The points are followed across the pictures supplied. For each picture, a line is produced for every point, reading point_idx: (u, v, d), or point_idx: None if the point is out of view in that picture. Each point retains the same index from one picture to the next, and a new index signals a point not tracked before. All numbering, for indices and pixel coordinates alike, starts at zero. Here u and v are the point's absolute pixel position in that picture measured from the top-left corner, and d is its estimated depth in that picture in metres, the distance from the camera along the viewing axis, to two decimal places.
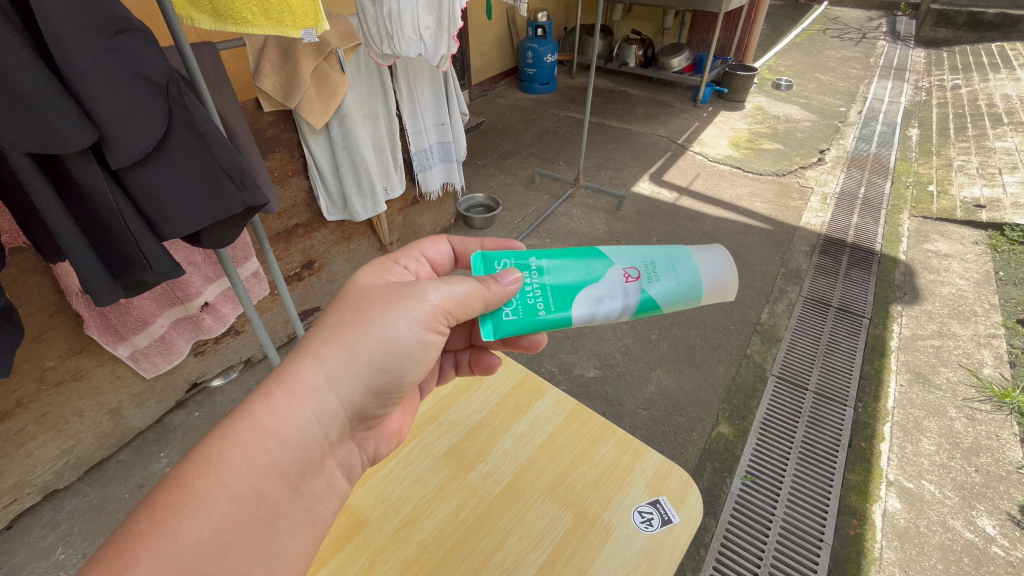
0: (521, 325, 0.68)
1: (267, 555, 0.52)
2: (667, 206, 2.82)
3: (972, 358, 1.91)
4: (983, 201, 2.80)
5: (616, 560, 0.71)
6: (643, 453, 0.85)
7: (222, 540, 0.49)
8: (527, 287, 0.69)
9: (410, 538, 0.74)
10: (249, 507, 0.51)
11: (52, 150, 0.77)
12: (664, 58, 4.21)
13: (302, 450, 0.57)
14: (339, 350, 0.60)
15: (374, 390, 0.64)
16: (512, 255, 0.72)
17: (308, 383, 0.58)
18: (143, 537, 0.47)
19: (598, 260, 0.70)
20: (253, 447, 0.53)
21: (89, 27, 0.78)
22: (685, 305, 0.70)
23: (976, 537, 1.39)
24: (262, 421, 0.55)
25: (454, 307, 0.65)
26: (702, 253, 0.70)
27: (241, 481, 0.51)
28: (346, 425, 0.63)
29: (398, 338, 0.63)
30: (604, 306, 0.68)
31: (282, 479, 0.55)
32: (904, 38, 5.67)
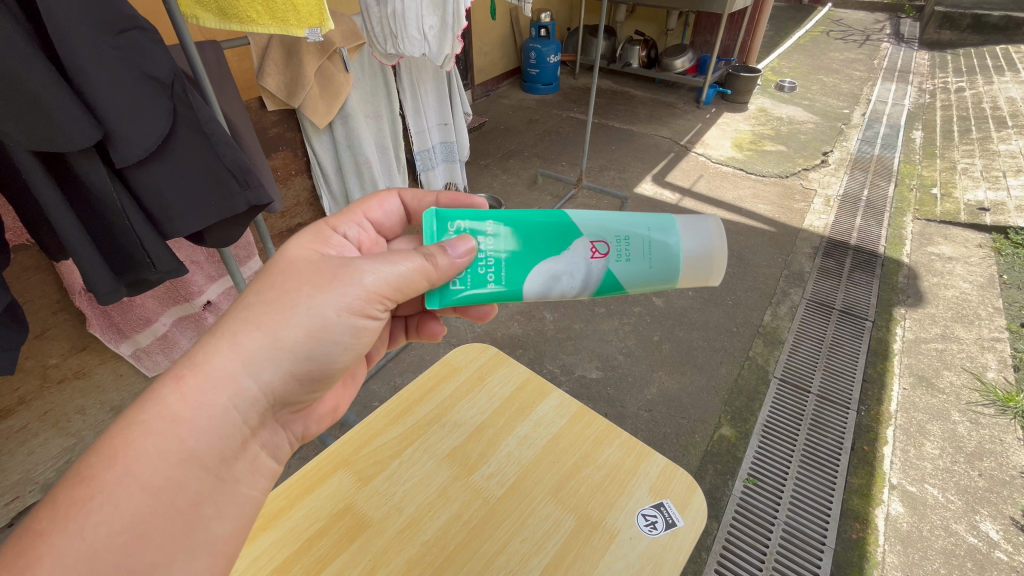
0: (467, 298, 0.67)
1: (190, 544, 0.48)
2: (670, 207, 2.82)
3: (976, 362, 1.91)
4: (988, 204, 2.79)
5: (621, 562, 0.71)
6: (648, 456, 0.84)
7: (136, 533, 0.45)
8: (478, 258, 0.66)
9: (414, 539, 0.74)
10: (166, 496, 0.47)
11: (57, 148, 0.77)
12: (667, 58, 4.20)
13: (219, 436, 0.53)
14: (259, 335, 0.55)
15: (299, 376, 0.60)
16: (467, 218, 0.67)
17: (224, 368, 0.53)
18: (44, 535, 0.42)
19: (565, 230, 0.66)
20: (162, 433, 0.49)
21: (93, 25, 0.78)
22: (653, 286, 0.69)
23: (980, 542, 1.39)
24: (172, 406, 0.50)
25: (391, 290, 0.62)
26: (684, 229, 0.67)
27: (153, 471, 0.47)
28: (270, 408, 0.59)
29: (328, 323, 0.59)
30: (561, 281, 0.67)
31: (203, 468, 0.51)
32: (908, 41, 5.65)
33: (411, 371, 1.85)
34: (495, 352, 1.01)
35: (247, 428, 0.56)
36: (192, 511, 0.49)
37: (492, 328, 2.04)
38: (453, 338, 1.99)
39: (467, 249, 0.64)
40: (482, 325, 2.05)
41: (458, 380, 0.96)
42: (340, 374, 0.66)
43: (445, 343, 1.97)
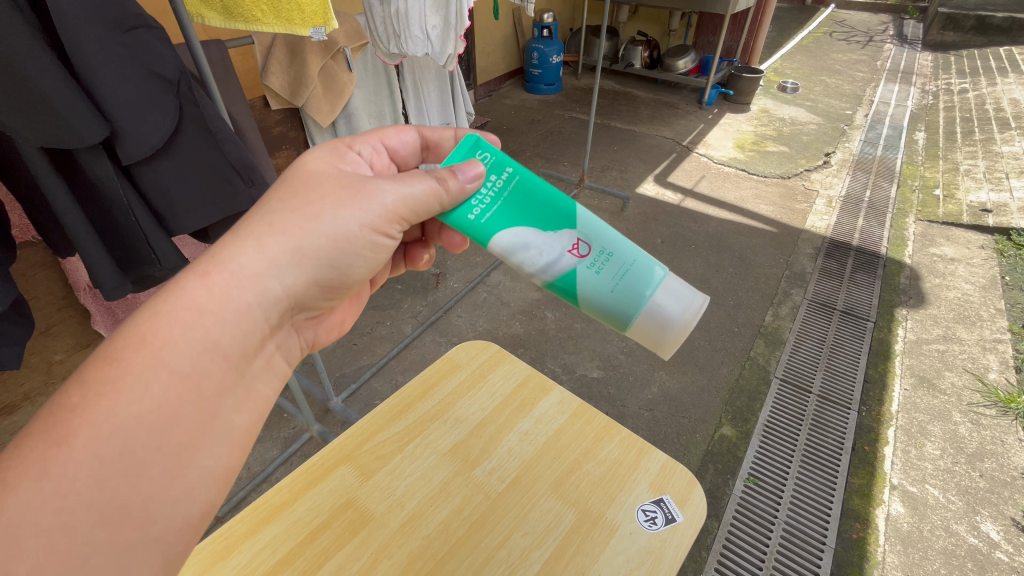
0: (447, 218, 0.66)
1: (214, 428, 0.49)
2: (672, 208, 2.83)
3: (977, 363, 1.91)
4: (990, 206, 2.79)
5: (620, 557, 0.71)
6: (648, 452, 0.85)
7: (165, 414, 0.45)
8: (484, 184, 0.64)
9: (415, 533, 0.74)
10: (193, 382, 0.47)
11: (66, 146, 0.79)
12: (670, 58, 4.19)
13: (243, 331, 0.52)
14: (285, 240, 0.56)
15: (321, 282, 0.61)
16: (495, 153, 0.65)
17: (249, 267, 0.53)
18: (75, 411, 0.43)
19: (563, 212, 0.62)
20: (190, 323, 0.48)
21: (102, 23, 0.80)
22: (604, 315, 0.64)
23: (980, 542, 1.39)
24: (197, 298, 0.50)
25: (408, 211, 0.64)
26: (669, 285, 0.62)
27: (181, 357, 0.47)
28: (289, 312, 0.59)
29: (350, 237, 0.61)
30: (527, 251, 0.63)
31: (226, 360, 0.51)
32: (911, 42, 5.64)
33: (412, 369, 1.85)
34: (496, 350, 1.01)
35: (269, 327, 0.56)
36: (217, 398, 0.49)
37: (493, 327, 2.05)
38: (455, 337, 2.00)
39: (475, 173, 0.63)
40: (483, 324, 2.06)
41: (460, 377, 0.97)
42: (356, 284, 0.68)
43: (445, 341, 1.97)
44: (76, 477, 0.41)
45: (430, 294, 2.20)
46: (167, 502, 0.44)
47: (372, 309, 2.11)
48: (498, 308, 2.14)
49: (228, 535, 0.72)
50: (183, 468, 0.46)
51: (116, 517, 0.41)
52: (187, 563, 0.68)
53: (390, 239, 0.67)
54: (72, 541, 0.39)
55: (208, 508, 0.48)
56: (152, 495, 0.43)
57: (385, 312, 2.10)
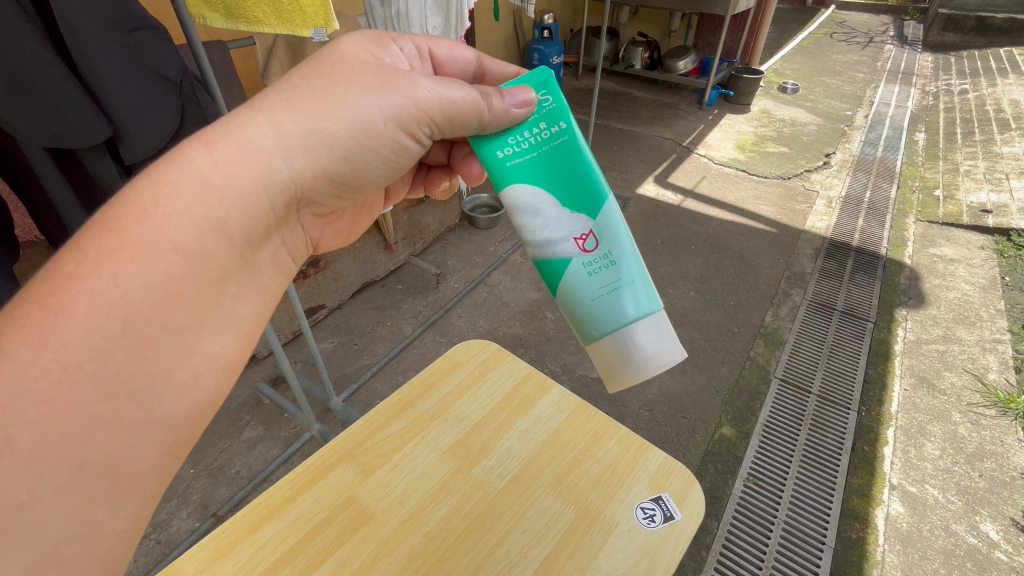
0: (477, 148, 0.63)
1: (217, 314, 0.50)
2: (672, 208, 2.83)
3: (977, 363, 1.91)
4: (990, 206, 2.79)
5: (619, 554, 0.72)
6: (645, 451, 0.85)
7: (169, 291, 0.46)
8: (531, 120, 0.61)
9: (414, 531, 0.75)
10: (195, 262, 0.48)
11: (70, 146, 0.80)
12: (670, 59, 4.19)
13: (248, 215, 0.52)
14: (300, 120, 0.55)
15: (331, 176, 0.61)
16: (557, 101, 0.61)
17: (258, 143, 0.53)
18: (77, 278, 0.43)
19: (588, 202, 0.61)
20: (193, 198, 0.48)
21: (105, 25, 0.81)
22: (573, 314, 0.64)
23: (979, 542, 1.39)
24: (202, 171, 0.50)
25: (439, 112, 0.63)
26: (655, 324, 0.64)
27: (183, 234, 0.47)
28: (295, 202, 0.59)
29: (370, 127, 0.60)
30: (534, 217, 0.61)
31: (230, 243, 0.51)
32: (912, 43, 5.65)
33: (412, 369, 1.86)
34: (496, 348, 1.01)
35: (275, 216, 0.56)
36: (220, 284, 0.50)
37: (493, 327, 2.05)
38: (455, 337, 2.00)
39: (525, 102, 0.60)
40: (483, 324, 2.06)
41: (460, 375, 0.97)
42: (368, 185, 0.68)
43: (445, 341, 1.98)
44: (78, 348, 0.41)
45: (431, 294, 2.20)
46: (170, 384, 0.46)
47: (372, 309, 2.12)
48: (498, 308, 2.14)
49: (229, 533, 0.73)
50: (186, 351, 0.47)
51: (119, 394, 0.43)
52: (188, 562, 0.69)
53: (413, 141, 0.66)
54: (78, 414, 0.41)
55: (213, 397, 0.50)
56: (155, 375, 0.45)
57: (385, 312, 2.11)
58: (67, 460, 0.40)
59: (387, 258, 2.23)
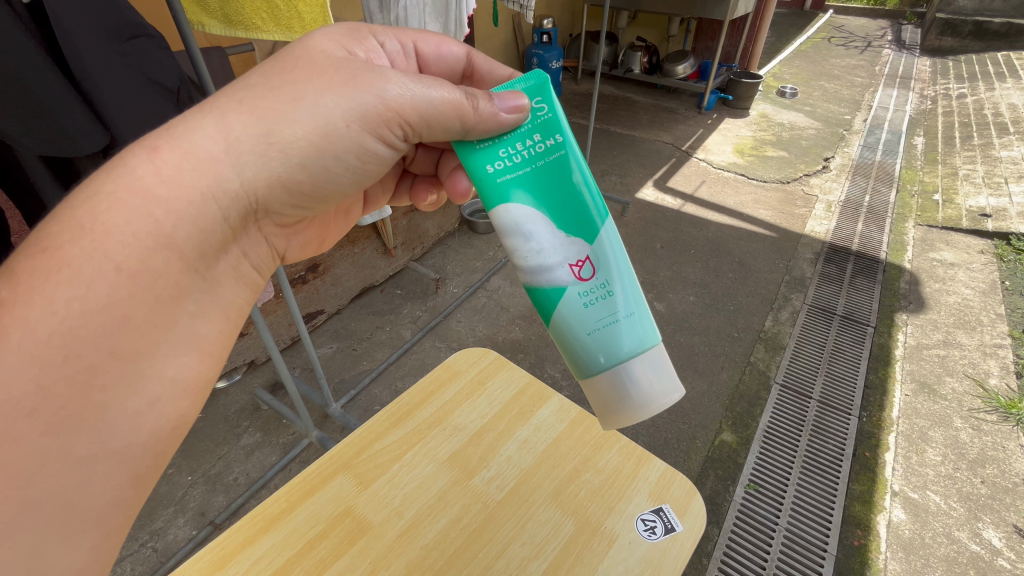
0: (467, 161, 0.61)
1: (173, 335, 0.51)
2: (672, 213, 2.83)
3: (978, 368, 1.90)
4: (990, 210, 2.79)
5: (619, 567, 0.71)
6: (647, 461, 0.84)
7: (113, 315, 0.46)
8: (525, 130, 0.60)
9: (412, 543, 0.74)
10: (142, 282, 0.47)
11: (66, 152, 0.84)
12: (669, 64, 4.20)
13: (199, 229, 0.52)
14: (249, 120, 0.54)
15: (288, 184, 0.60)
16: (552, 111, 0.60)
17: (205, 149, 0.52)
18: (11, 305, 0.43)
19: (586, 228, 0.59)
20: (135, 213, 0.48)
21: (102, 34, 0.85)
22: (567, 346, 0.61)
23: (982, 549, 1.38)
24: (145, 183, 0.49)
25: (412, 111, 0.62)
26: (651, 359, 0.62)
27: (127, 253, 0.47)
28: (250, 213, 0.59)
29: (332, 128, 0.59)
30: (528, 238, 0.59)
31: (182, 259, 0.51)
32: (908, 48, 5.69)
33: (412, 375, 1.85)
34: (496, 357, 1.01)
35: (229, 230, 0.56)
36: (172, 305, 0.50)
37: (493, 332, 2.04)
38: (454, 342, 1.99)
39: (517, 107, 0.59)
40: (483, 330, 2.06)
41: (459, 384, 0.97)
42: (331, 194, 0.68)
43: (445, 346, 1.97)
44: (13, 380, 0.41)
45: (430, 299, 2.20)
46: (124, 413, 0.46)
47: (371, 314, 2.12)
48: (498, 313, 2.14)
49: (225, 544, 0.72)
50: (139, 376, 0.47)
51: (65, 427, 0.43)
52: (187, 569, 0.69)
53: (382, 143, 0.65)
54: (21, 451, 0.41)
55: (177, 422, 0.51)
56: (106, 404, 0.45)
57: (384, 318, 2.10)
58: (11, 499, 0.40)
59: (386, 262, 2.22)
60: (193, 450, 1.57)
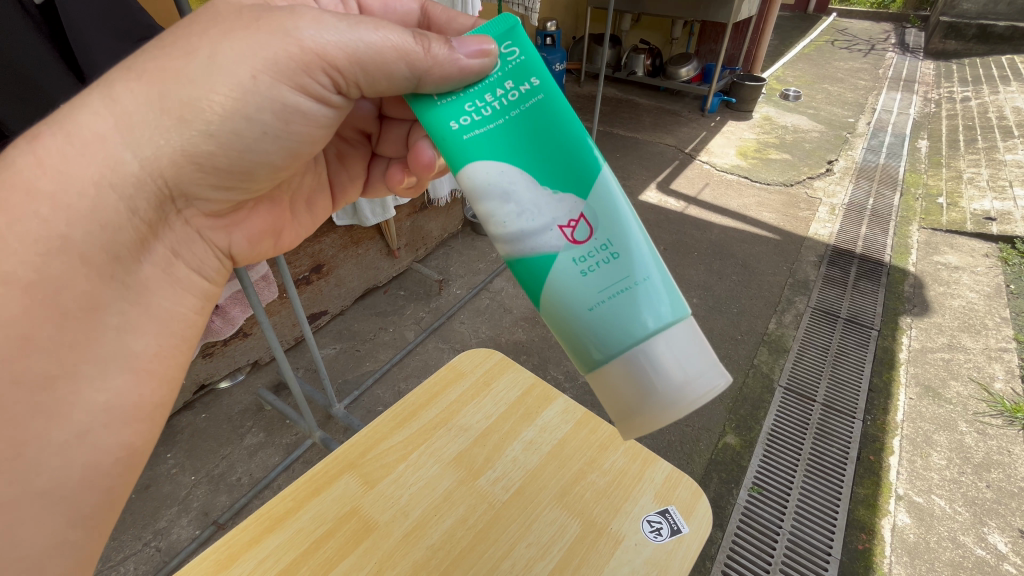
0: (426, 118, 0.56)
1: (94, 354, 0.52)
2: (675, 214, 2.83)
3: (983, 372, 1.90)
4: (994, 213, 2.79)
5: (625, 568, 0.71)
6: (653, 462, 0.84)
7: (15, 336, 0.46)
8: (494, 79, 0.54)
9: (418, 543, 0.74)
10: (39, 292, 0.47)
11: None
12: (672, 66, 4.20)
13: (101, 227, 0.51)
14: (137, 87, 0.52)
15: (197, 158, 0.57)
16: (524, 55, 0.55)
17: (93, 129, 0.51)
18: None
19: (579, 185, 0.54)
20: (21, 212, 0.47)
21: (113, 37, 0.86)
22: (568, 326, 0.55)
23: (988, 554, 1.38)
24: (27, 175, 0.48)
25: (338, 53, 0.57)
26: (671, 335, 0.54)
27: (19, 264, 0.46)
28: (167, 200, 0.59)
29: (241, 85, 0.55)
30: (506, 201, 0.53)
31: (84, 263, 0.51)
32: (913, 50, 5.69)
33: (415, 377, 1.85)
34: (500, 358, 1.01)
35: (145, 226, 0.57)
36: (89, 315, 0.51)
37: (495, 334, 2.05)
38: (457, 344, 1.99)
39: (481, 52, 0.54)
40: (486, 331, 2.06)
41: (464, 385, 0.96)
42: (254, 166, 0.64)
43: (448, 347, 1.97)
44: None
45: (433, 301, 2.20)
46: (48, 448, 0.47)
47: (373, 315, 2.12)
48: (500, 315, 2.14)
49: (231, 543, 0.72)
50: (59, 401, 0.48)
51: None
52: (194, 567, 0.69)
53: (305, 95, 0.60)
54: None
55: (118, 452, 0.53)
56: (25, 441, 0.46)
57: (387, 318, 2.11)
58: None
59: (389, 263, 2.22)
60: (198, 450, 1.58)
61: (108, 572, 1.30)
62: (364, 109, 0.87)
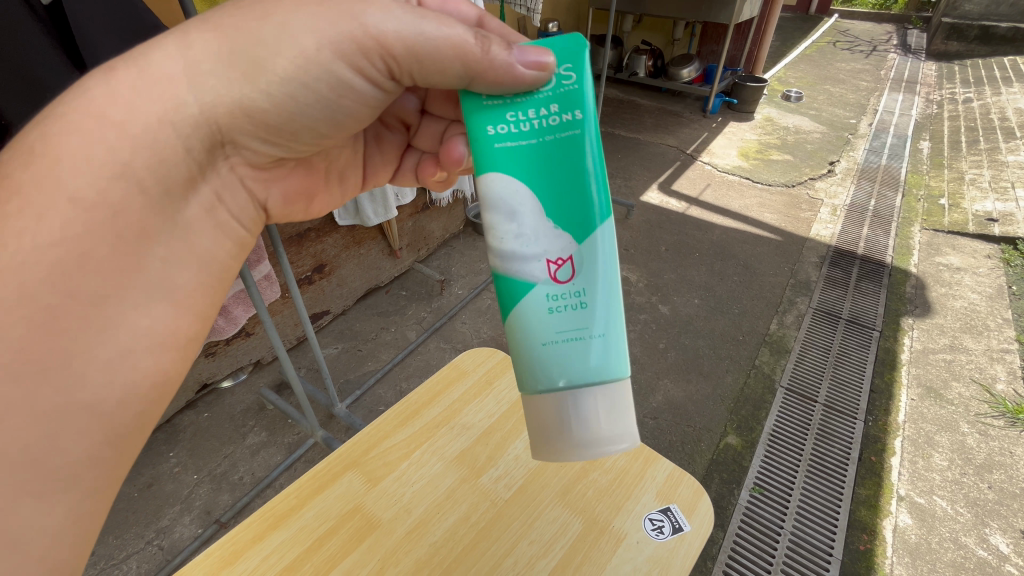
0: (470, 116, 0.55)
1: (141, 281, 0.51)
2: (677, 215, 2.84)
3: (985, 373, 1.90)
4: (996, 215, 2.78)
5: (627, 566, 0.71)
6: (654, 461, 0.84)
7: (71, 250, 0.45)
8: (543, 97, 0.53)
9: (421, 540, 0.74)
10: (100, 214, 0.47)
11: None
12: (674, 67, 4.19)
13: (160, 160, 0.51)
14: (211, 39, 0.52)
15: (252, 113, 0.56)
16: (580, 82, 0.53)
17: (163, 69, 0.50)
18: None
19: (579, 225, 0.54)
20: (87, 135, 0.46)
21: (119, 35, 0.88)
22: (517, 348, 0.57)
23: (989, 555, 1.38)
24: (99, 102, 0.48)
25: (399, 45, 0.56)
26: (608, 393, 0.57)
27: (83, 182, 0.46)
28: (216, 146, 0.58)
29: (304, 57, 0.55)
30: (506, 219, 0.53)
31: (143, 193, 0.50)
32: (915, 51, 5.70)
33: (416, 376, 1.86)
34: (503, 357, 1.01)
35: (194, 166, 0.55)
36: (143, 244, 0.51)
37: (497, 334, 2.05)
38: (459, 344, 2.00)
39: (538, 65, 0.52)
40: (488, 331, 2.06)
41: (466, 385, 0.97)
42: (301, 130, 0.63)
43: (450, 347, 1.98)
44: None
45: (435, 301, 2.20)
46: (94, 364, 0.46)
47: (376, 315, 2.13)
48: None
49: (236, 540, 0.73)
50: (106, 323, 0.48)
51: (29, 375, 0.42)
52: (196, 566, 0.69)
53: (359, 76, 0.60)
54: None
55: (154, 379, 0.52)
56: (74, 355, 0.45)
57: (389, 318, 2.11)
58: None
59: (391, 264, 2.23)
60: (201, 449, 1.59)
61: (111, 569, 1.30)
62: (407, 100, 0.84)
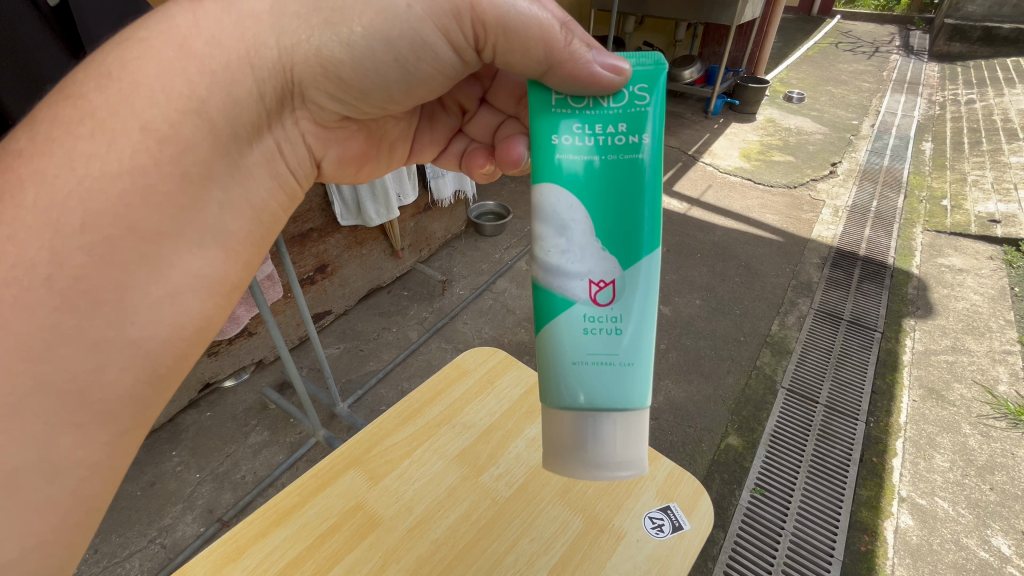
0: (534, 117, 0.55)
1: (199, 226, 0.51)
2: (678, 215, 2.84)
3: (987, 375, 1.89)
4: (999, 216, 2.77)
5: (625, 565, 0.71)
6: (655, 460, 0.85)
7: (137, 180, 0.46)
8: (611, 113, 0.52)
9: (422, 538, 0.75)
10: (169, 147, 0.48)
11: None
12: (676, 68, 4.19)
13: (230, 101, 0.52)
14: None
15: (327, 64, 0.57)
16: (650, 106, 0.52)
17: (248, 8, 0.52)
18: (27, 158, 0.45)
19: (625, 250, 0.54)
20: (161, 72, 0.48)
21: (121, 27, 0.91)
22: (544, 360, 0.58)
23: (991, 556, 1.38)
24: (181, 35, 0.49)
25: (491, 15, 0.58)
26: (629, 422, 0.57)
27: (155, 113, 0.47)
28: (287, 96, 0.59)
29: (393, 8, 0.57)
30: (556, 233, 0.54)
31: (212, 130, 0.51)
32: (917, 52, 5.71)
33: (417, 376, 1.86)
34: (504, 357, 1.02)
35: (263, 111, 0.57)
36: (203, 184, 0.51)
37: (499, 334, 2.06)
38: (460, 344, 2.00)
39: (614, 69, 0.52)
40: (489, 331, 2.07)
41: (467, 384, 0.97)
42: (374, 88, 0.64)
43: (451, 347, 1.98)
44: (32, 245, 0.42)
45: (437, 300, 2.21)
46: (145, 297, 0.47)
47: (378, 315, 2.13)
48: (503, 315, 2.15)
49: (238, 537, 0.73)
50: (162, 260, 0.48)
51: (80, 304, 0.44)
52: (197, 564, 0.69)
53: (445, 44, 0.62)
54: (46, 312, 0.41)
55: (200, 320, 0.52)
56: (127, 286, 0.46)
57: (391, 319, 2.12)
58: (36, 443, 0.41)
59: (392, 264, 2.24)
60: (202, 448, 1.59)
61: (113, 568, 1.31)
62: (471, 86, 0.84)
